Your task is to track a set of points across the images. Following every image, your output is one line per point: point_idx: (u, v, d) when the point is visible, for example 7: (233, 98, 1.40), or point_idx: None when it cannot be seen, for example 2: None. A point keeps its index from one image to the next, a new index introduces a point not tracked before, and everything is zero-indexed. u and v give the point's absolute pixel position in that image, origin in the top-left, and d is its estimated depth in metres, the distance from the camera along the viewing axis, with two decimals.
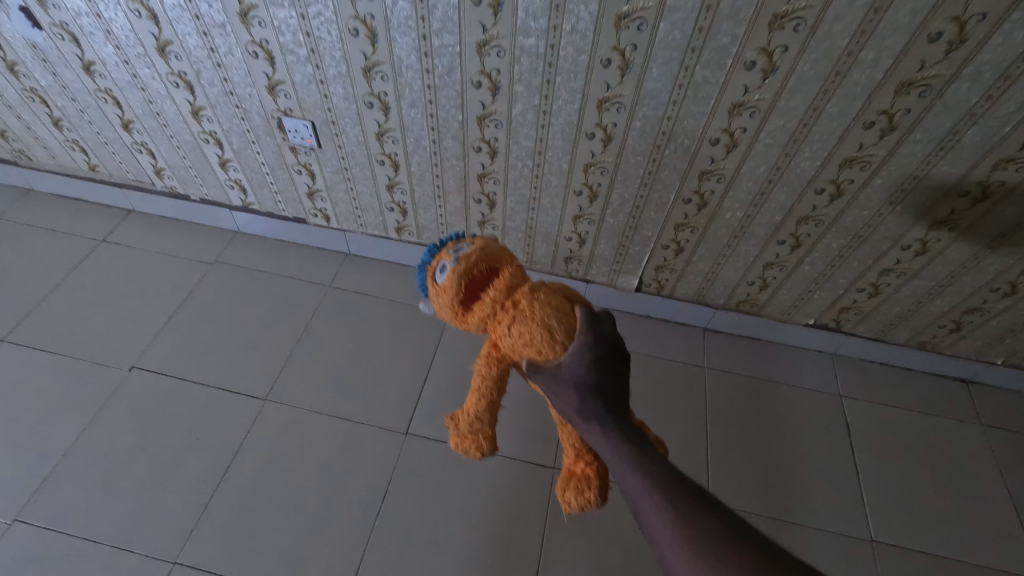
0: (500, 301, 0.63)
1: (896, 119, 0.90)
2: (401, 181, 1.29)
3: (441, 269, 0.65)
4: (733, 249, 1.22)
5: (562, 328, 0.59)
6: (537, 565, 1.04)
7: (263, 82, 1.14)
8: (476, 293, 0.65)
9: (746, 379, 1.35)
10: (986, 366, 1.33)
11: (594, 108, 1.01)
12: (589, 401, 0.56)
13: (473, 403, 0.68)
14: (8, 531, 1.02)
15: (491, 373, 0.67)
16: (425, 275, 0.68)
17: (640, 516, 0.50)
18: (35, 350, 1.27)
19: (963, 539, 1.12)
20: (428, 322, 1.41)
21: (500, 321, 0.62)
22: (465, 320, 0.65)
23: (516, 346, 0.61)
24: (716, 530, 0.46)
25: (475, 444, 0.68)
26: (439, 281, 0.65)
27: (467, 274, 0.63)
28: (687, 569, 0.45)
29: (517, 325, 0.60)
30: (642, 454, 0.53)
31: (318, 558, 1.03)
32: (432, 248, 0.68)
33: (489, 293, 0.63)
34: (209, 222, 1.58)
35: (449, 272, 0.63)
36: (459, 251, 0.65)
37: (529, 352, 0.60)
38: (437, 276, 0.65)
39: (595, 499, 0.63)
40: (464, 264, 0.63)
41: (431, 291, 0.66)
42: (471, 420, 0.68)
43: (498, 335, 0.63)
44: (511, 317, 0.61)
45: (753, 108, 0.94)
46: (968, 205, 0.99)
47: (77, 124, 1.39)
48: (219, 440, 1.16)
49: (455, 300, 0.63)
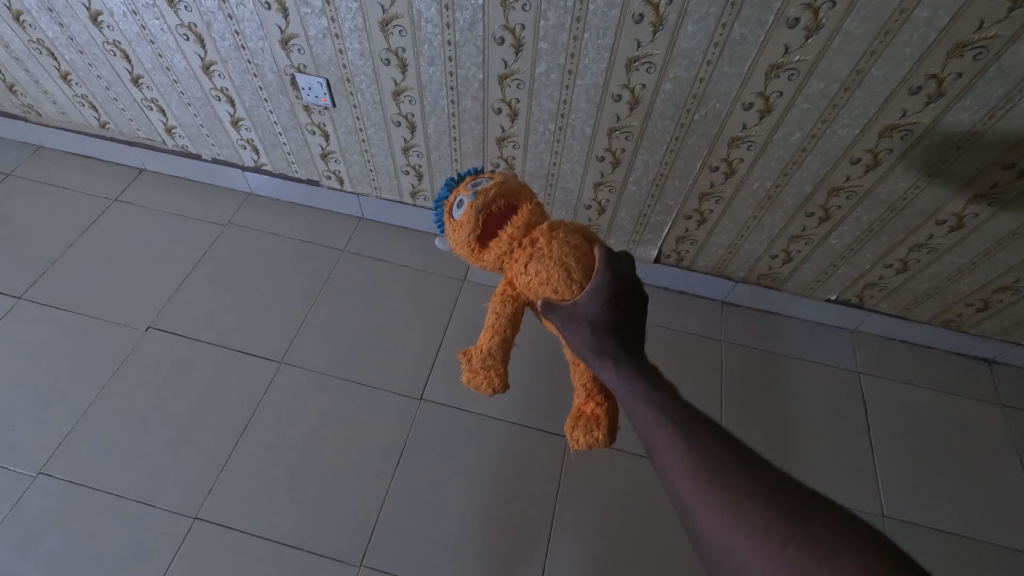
0: (517, 238, 0.63)
1: (945, 85, 0.85)
2: (417, 144, 1.25)
3: (458, 205, 0.65)
4: (759, 221, 1.18)
5: (579, 267, 0.59)
6: (549, 531, 1.05)
7: (275, 36, 1.10)
8: (493, 229, 0.65)
9: (763, 353, 1.34)
10: (1011, 346, 1.30)
11: (622, 67, 0.96)
12: (602, 337, 0.54)
13: (486, 339, 0.66)
14: (33, 483, 1.04)
15: (506, 310, 0.65)
16: (441, 210, 0.68)
17: (651, 450, 0.47)
18: (52, 308, 1.28)
19: (975, 516, 1.12)
20: (442, 288, 1.40)
21: (517, 259, 0.63)
22: (481, 257, 0.65)
23: (532, 284, 0.61)
24: (733, 466, 0.43)
25: (487, 380, 0.66)
26: (456, 216, 0.65)
27: (485, 208, 0.63)
28: (698, 500, 0.42)
29: (533, 263, 0.60)
30: (656, 391, 0.51)
31: (334, 517, 1.05)
32: (450, 184, 0.68)
33: (507, 230, 0.63)
34: (221, 182, 1.56)
35: (467, 207, 0.63)
36: (477, 186, 0.64)
37: (545, 290, 0.60)
38: (454, 212, 0.65)
39: (603, 439, 0.62)
40: (482, 198, 0.62)
41: (447, 226, 0.66)
42: (483, 356, 0.66)
43: (514, 273, 0.64)
44: (528, 255, 0.61)
45: (792, 69, 0.89)
46: (1012, 178, 0.94)
47: (86, 79, 1.35)
48: (236, 401, 1.17)
49: (472, 235, 0.63)
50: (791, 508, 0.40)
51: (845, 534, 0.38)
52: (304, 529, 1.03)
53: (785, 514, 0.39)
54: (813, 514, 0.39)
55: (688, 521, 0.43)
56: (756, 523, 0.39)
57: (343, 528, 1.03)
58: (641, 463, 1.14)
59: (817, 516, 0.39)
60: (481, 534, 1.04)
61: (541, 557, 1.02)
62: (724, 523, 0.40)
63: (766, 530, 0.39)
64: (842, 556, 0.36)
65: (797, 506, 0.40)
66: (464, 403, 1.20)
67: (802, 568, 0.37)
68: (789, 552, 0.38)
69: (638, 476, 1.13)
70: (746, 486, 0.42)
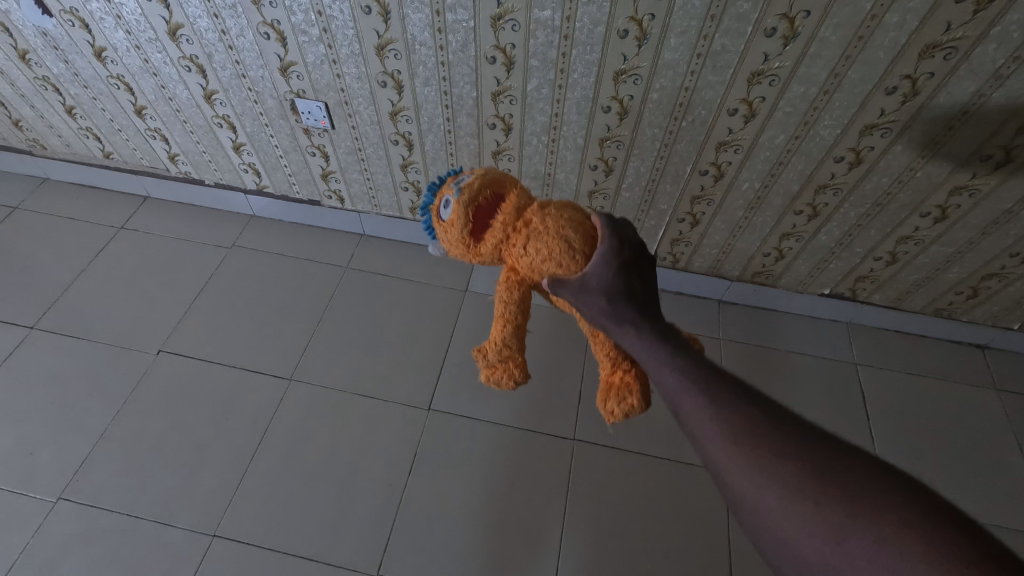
0: (510, 224, 0.66)
1: (920, 84, 0.89)
2: (415, 160, 1.29)
3: (446, 205, 0.68)
4: (750, 221, 1.22)
5: (578, 237, 0.61)
6: (560, 532, 1.08)
7: (275, 64, 1.14)
8: (485, 222, 0.68)
9: (763, 350, 1.36)
10: (1002, 331, 1.33)
11: (610, 80, 1.00)
12: (616, 306, 0.56)
13: (498, 330, 0.69)
14: (53, 509, 1.07)
15: (514, 298, 0.68)
16: (431, 215, 0.71)
17: (679, 414, 0.49)
18: (66, 336, 1.31)
19: (977, 501, 1.14)
20: (445, 300, 1.42)
21: (515, 244, 0.65)
22: (478, 251, 0.68)
23: (531, 264, 0.64)
24: (761, 423, 0.44)
25: (507, 372, 0.70)
26: (446, 216, 0.68)
27: (473, 202, 0.66)
28: (731, 459, 0.43)
29: (532, 243, 0.63)
30: (678, 354, 0.52)
31: (352, 528, 1.07)
32: (436, 188, 0.71)
33: (499, 219, 0.66)
34: (224, 206, 1.59)
35: (455, 205, 0.66)
36: (462, 183, 0.68)
37: (548, 267, 0.63)
38: (444, 212, 0.68)
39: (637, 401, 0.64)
40: (468, 193, 0.66)
41: (440, 229, 0.69)
42: (499, 348, 0.69)
43: (514, 258, 0.66)
44: (525, 237, 0.64)
45: (773, 76, 0.94)
46: (989, 169, 0.98)
47: (90, 112, 1.39)
48: (249, 419, 1.20)
49: (465, 230, 0.66)
50: (823, 463, 0.40)
51: (878, 485, 0.38)
52: (320, 542, 1.05)
53: (817, 469, 0.40)
54: (846, 468, 0.40)
55: (720, 480, 0.44)
56: (788, 477, 0.40)
57: (358, 539, 1.06)
58: (648, 463, 1.17)
59: (850, 470, 0.39)
60: (495, 539, 1.07)
61: (554, 559, 1.05)
62: (758, 482, 0.41)
63: (799, 488, 0.40)
64: (880, 508, 0.36)
65: (828, 460, 0.41)
66: (472, 411, 1.22)
67: (838, 524, 0.37)
68: (824, 510, 0.38)
69: (645, 476, 1.15)
70: (777, 444, 0.43)
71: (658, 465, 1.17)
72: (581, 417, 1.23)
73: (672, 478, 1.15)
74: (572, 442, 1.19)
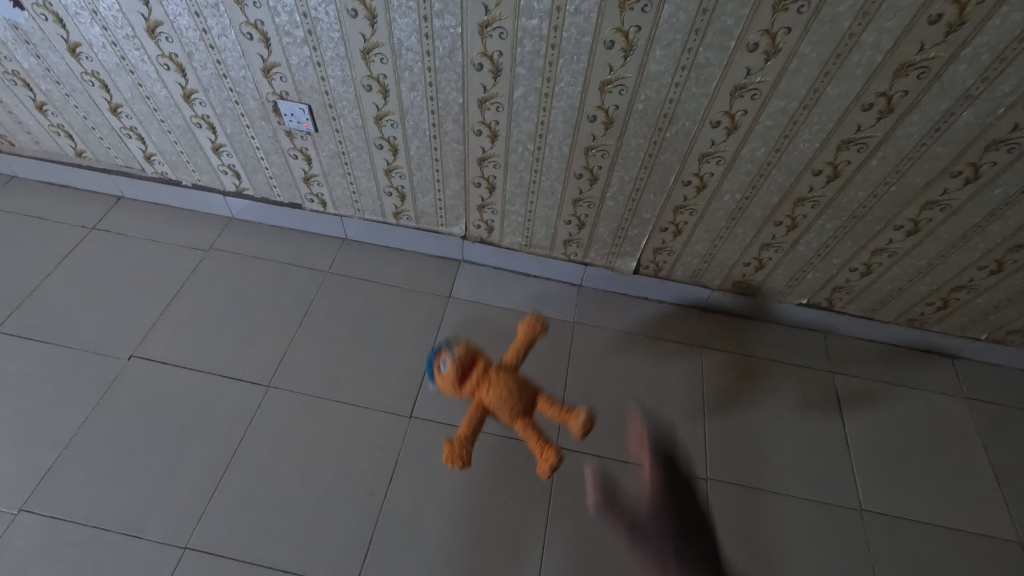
0: (487, 378, 0.91)
1: (894, 101, 0.92)
2: (399, 165, 1.28)
3: (443, 363, 0.90)
4: (731, 231, 1.24)
5: (525, 387, 0.93)
6: (542, 541, 1.07)
7: (258, 65, 1.12)
8: (469, 374, 0.91)
9: (743, 358, 1.38)
10: (970, 341, 1.38)
11: (596, 90, 1.01)
12: None
13: (461, 434, 0.92)
14: (14, 521, 1.02)
15: (478, 417, 0.93)
16: (431, 365, 0.92)
17: None
18: (32, 339, 1.26)
19: (947, 507, 1.17)
20: (428, 306, 1.41)
21: (488, 392, 0.90)
22: (462, 391, 0.91)
23: (494, 404, 0.91)
24: None
25: (457, 458, 0.91)
26: (443, 370, 0.88)
27: (463, 360, 0.90)
28: None
29: (499, 392, 0.90)
30: None
31: (329, 539, 1.04)
32: (438, 347, 0.93)
33: (480, 373, 0.91)
34: (201, 208, 1.56)
35: (451, 365, 0.88)
36: (458, 343, 0.91)
37: (506, 408, 0.91)
38: (441, 366, 0.90)
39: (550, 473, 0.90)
40: (462, 356, 0.89)
41: (435, 375, 0.91)
42: (460, 447, 0.91)
43: (485, 399, 0.91)
44: (495, 387, 0.90)
45: (754, 90, 0.95)
46: (959, 185, 1.02)
47: (62, 109, 1.35)
48: (225, 426, 1.17)
49: (455, 381, 0.89)
50: None
51: None
52: (297, 553, 1.03)
53: None
54: None
55: None
56: None
57: (336, 550, 1.03)
58: (630, 471, 1.17)
59: None
60: (475, 548, 1.05)
61: (535, 568, 1.04)
62: None
63: None
64: None
65: None
66: (454, 419, 1.21)
67: None
68: None
69: (627, 482, 1.16)
70: None
71: (640, 472, 1.17)
72: (563, 424, 1.23)
73: None
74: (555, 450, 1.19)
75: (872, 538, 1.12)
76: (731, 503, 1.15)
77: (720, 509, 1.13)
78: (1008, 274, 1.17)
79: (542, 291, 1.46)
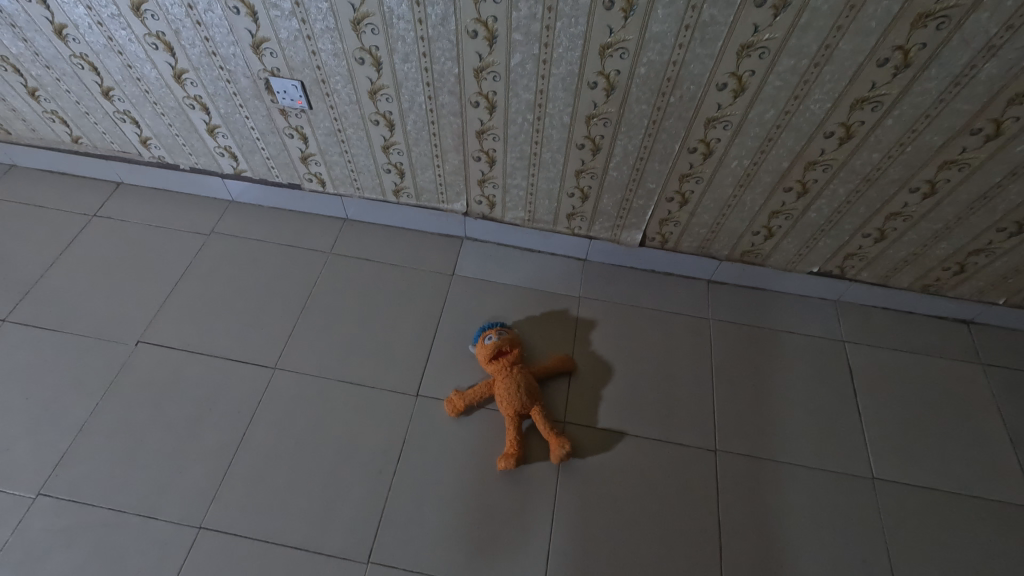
0: (511, 365, 1.18)
1: (911, 55, 0.87)
2: (397, 141, 1.25)
3: (489, 336, 1.20)
4: (739, 199, 1.20)
5: (530, 390, 1.15)
6: (551, 515, 1.08)
7: (247, 41, 1.09)
8: (502, 355, 1.19)
9: (752, 329, 1.36)
10: (988, 307, 1.34)
11: (596, 55, 0.97)
12: None
13: (468, 394, 1.17)
14: (33, 504, 1.04)
15: (485, 391, 1.17)
16: (480, 330, 1.23)
17: None
18: (39, 328, 1.27)
19: (960, 474, 1.16)
20: (431, 284, 1.40)
21: (505, 375, 1.16)
22: (490, 363, 1.19)
23: (501, 390, 1.15)
24: None
25: (454, 404, 1.17)
26: (486, 341, 1.19)
27: (501, 344, 1.18)
28: None
29: (510, 381, 1.15)
30: None
31: (340, 516, 1.06)
32: (493, 324, 1.24)
33: (508, 359, 1.18)
34: (201, 191, 1.54)
35: (493, 340, 1.18)
36: (504, 333, 1.21)
37: (506, 398, 1.14)
38: (486, 337, 1.20)
39: (509, 465, 1.10)
40: (502, 339, 1.18)
41: (479, 341, 1.21)
42: (461, 399, 1.17)
43: (500, 381, 1.16)
44: (511, 377, 1.15)
45: (762, 48, 0.91)
46: (979, 143, 0.98)
47: (55, 94, 1.33)
48: (234, 409, 1.18)
49: (489, 353, 1.17)
50: None
51: None
52: (309, 530, 1.04)
53: None
54: None
55: None
56: None
57: (347, 527, 1.05)
58: (638, 444, 1.17)
59: None
60: (484, 523, 1.06)
61: (545, 541, 1.05)
62: None
63: None
64: None
65: None
66: None
67: None
68: None
69: (635, 456, 1.15)
70: None
71: (649, 446, 1.17)
72: (570, 399, 1.22)
73: (662, 458, 1.15)
74: (563, 425, 1.19)
75: (884, 505, 1.12)
76: (740, 474, 1.14)
77: (729, 480, 1.13)
78: None
79: (547, 267, 1.44)
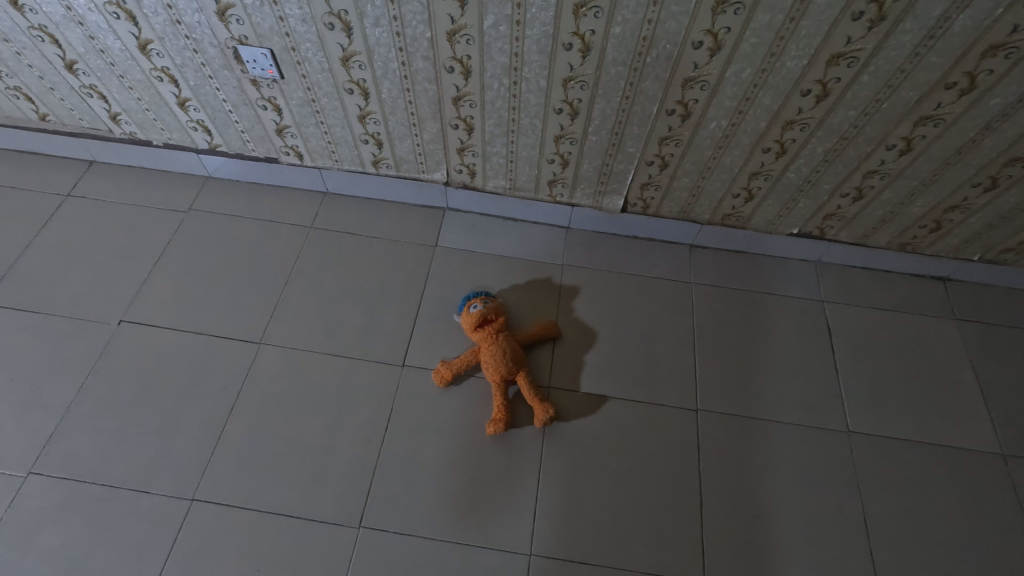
0: (496, 334, 1.19)
1: (887, 8, 0.87)
2: (373, 111, 1.23)
3: (474, 305, 1.20)
4: (718, 161, 1.20)
5: (516, 357, 1.17)
6: (538, 476, 1.10)
7: (212, 8, 1.06)
8: (487, 324, 1.20)
9: (734, 292, 1.38)
10: (963, 263, 1.36)
11: (569, 14, 0.96)
12: None
13: (455, 363, 1.18)
14: (25, 483, 1.05)
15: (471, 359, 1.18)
16: (465, 300, 1.24)
17: None
18: (18, 310, 1.26)
19: (933, 425, 1.20)
20: (414, 256, 1.39)
21: (490, 344, 1.17)
22: (475, 332, 1.20)
23: (487, 357, 1.16)
24: None
25: (442, 374, 1.18)
26: (471, 310, 1.20)
27: (486, 313, 1.19)
28: None
29: (496, 349, 1.16)
30: None
31: (332, 484, 1.08)
32: (478, 293, 1.24)
33: (493, 328, 1.19)
34: (177, 168, 1.51)
35: (478, 309, 1.19)
36: (489, 301, 1.21)
37: (492, 366, 1.15)
38: (471, 306, 1.20)
39: (497, 430, 1.13)
40: (487, 308, 1.19)
41: (464, 311, 1.21)
42: (449, 368, 1.18)
43: (486, 349, 1.17)
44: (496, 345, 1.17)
45: (738, 3, 0.90)
46: (953, 97, 0.98)
47: (17, 70, 1.29)
48: (221, 384, 1.18)
49: (474, 321, 1.18)
50: None
51: None
52: (301, 498, 1.06)
53: None
54: None
55: None
56: None
57: (339, 494, 1.07)
58: (622, 407, 1.19)
59: None
60: (472, 485, 1.09)
61: (532, 501, 1.08)
62: None
63: None
64: None
65: None
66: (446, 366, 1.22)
67: None
68: None
69: (619, 417, 1.18)
70: None
71: (632, 408, 1.19)
72: (555, 365, 1.24)
73: (644, 419, 1.18)
74: (548, 391, 1.21)
75: (858, 457, 1.16)
76: (721, 432, 1.17)
77: (710, 438, 1.16)
78: (1003, 191, 1.14)
79: (530, 235, 1.44)
